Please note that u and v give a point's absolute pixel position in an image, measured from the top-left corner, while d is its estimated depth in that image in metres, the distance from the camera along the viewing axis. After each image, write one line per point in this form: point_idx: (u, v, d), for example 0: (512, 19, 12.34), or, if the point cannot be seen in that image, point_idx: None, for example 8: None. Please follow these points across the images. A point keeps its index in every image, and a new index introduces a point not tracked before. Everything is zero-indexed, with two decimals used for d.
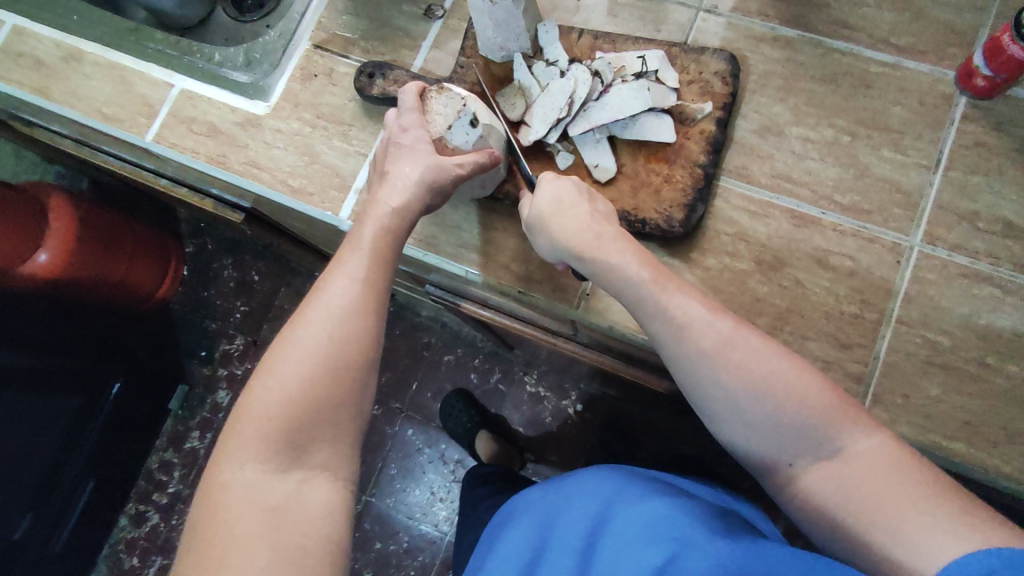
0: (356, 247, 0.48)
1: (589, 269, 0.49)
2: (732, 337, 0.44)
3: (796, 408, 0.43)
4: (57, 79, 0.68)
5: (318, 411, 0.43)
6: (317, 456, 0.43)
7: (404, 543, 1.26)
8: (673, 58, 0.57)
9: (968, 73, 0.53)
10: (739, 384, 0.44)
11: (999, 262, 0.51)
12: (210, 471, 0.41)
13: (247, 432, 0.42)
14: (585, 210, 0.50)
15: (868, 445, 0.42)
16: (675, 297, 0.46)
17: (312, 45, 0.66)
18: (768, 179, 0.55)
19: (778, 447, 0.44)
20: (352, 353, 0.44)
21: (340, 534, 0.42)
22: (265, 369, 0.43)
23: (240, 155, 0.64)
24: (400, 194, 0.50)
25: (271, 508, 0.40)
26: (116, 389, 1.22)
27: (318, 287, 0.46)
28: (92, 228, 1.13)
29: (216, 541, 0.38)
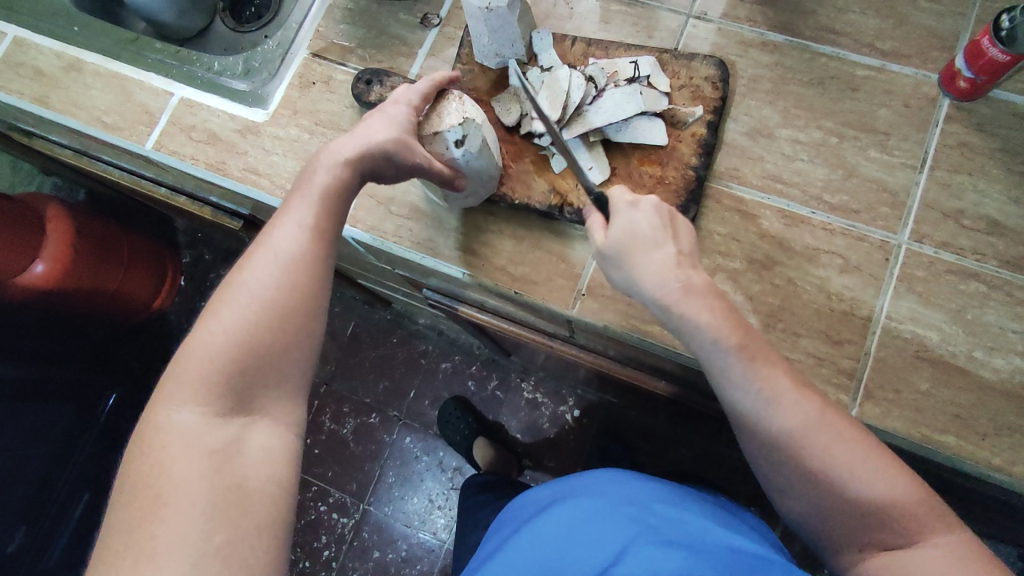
0: (305, 194, 0.48)
1: (667, 324, 0.46)
2: (819, 419, 0.43)
3: (878, 500, 0.42)
4: (57, 88, 0.69)
5: (262, 360, 0.44)
6: (260, 401, 0.44)
7: (402, 551, 1.26)
8: (664, 64, 0.59)
9: (950, 76, 0.55)
10: (821, 459, 0.43)
11: (985, 258, 0.52)
12: (149, 413, 0.42)
13: (188, 376, 0.43)
14: (668, 252, 0.46)
15: (946, 542, 0.41)
16: (762, 371, 0.44)
17: (311, 53, 0.67)
18: (758, 180, 0.57)
19: (847, 531, 0.44)
20: (298, 300, 0.45)
21: (285, 478, 0.43)
22: (209, 315, 0.44)
23: (240, 161, 0.65)
24: (357, 151, 0.48)
25: (209, 450, 0.41)
26: (110, 401, 1.27)
27: (266, 235, 0.47)
28: (89, 238, 1.13)
29: (152, 481, 0.39)
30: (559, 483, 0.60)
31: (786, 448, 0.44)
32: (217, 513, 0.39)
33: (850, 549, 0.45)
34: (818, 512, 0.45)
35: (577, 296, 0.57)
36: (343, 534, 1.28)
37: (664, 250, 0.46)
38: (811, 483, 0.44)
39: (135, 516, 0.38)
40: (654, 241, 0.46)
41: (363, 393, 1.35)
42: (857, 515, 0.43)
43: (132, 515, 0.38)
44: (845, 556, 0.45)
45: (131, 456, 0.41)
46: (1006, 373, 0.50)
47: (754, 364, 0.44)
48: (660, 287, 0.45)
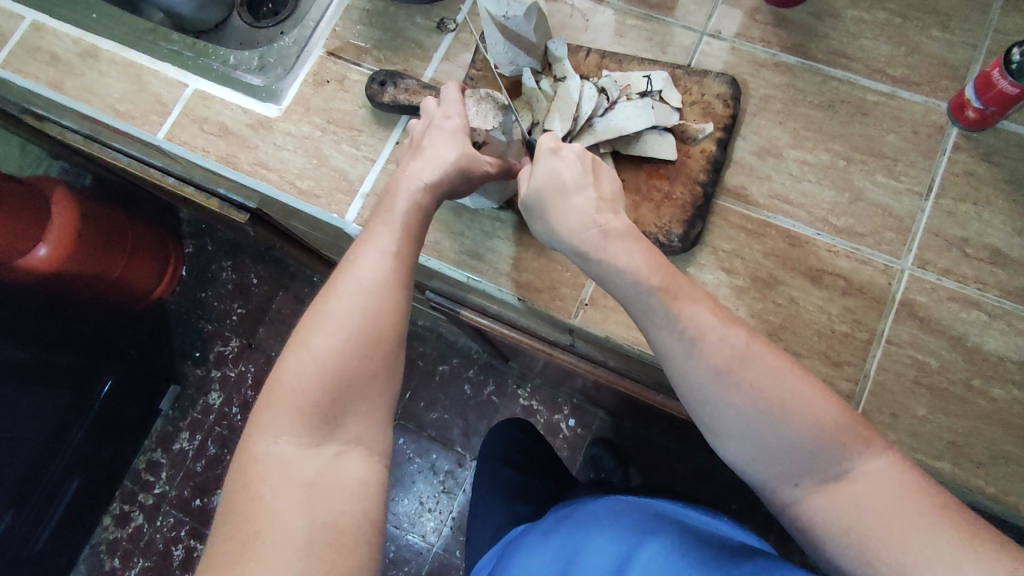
0: (386, 221, 0.49)
1: (595, 269, 0.48)
2: (746, 352, 0.43)
3: (808, 427, 0.42)
4: (72, 74, 0.69)
5: (350, 387, 0.44)
6: (351, 430, 0.44)
7: (391, 552, 1.25)
8: (676, 80, 0.59)
9: (959, 105, 0.55)
10: (750, 398, 0.43)
11: (986, 288, 0.53)
12: (246, 442, 0.43)
13: (282, 404, 0.43)
14: (590, 196, 0.49)
15: (876, 468, 0.42)
16: (686, 309, 0.45)
17: (326, 52, 0.67)
18: (764, 199, 0.57)
19: (781, 470, 0.43)
20: (384, 327, 0.45)
21: (377, 510, 0.42)
22: (296, 343, 0.44)
23: (250, 156, 0.65)
24: (432, 169, 0.51)
25: (306, 482, 0.41)
26: (106, 388, 1.22)
27: (350, 261, 0.47)
28: (93, 224, 1.14)
29: (254, 515, 0.40)
30: (551, 521, 0.64)
31: (716, 387, 0.44)
32: (313, 548, 0.39)
33: (785, 486, 0.44)
34: (752, 455, 0.44)
35: (579, 306, 0.57)
36: None
37: (586, 195, 0.49)
38: (743, 423, 0.43)
39: (237, 550, 0.38)
40: (576, 187, 0.49)
41: None
42: (790, 450, 0.43)
43: (233, 549, 0.39)
44: (783, 494, 0.44)
45: (230, 487, 0.42)
46: (1002, 402, 0.50)
47: (676, 303, 0.45)
48: (582, 234, 0.48)
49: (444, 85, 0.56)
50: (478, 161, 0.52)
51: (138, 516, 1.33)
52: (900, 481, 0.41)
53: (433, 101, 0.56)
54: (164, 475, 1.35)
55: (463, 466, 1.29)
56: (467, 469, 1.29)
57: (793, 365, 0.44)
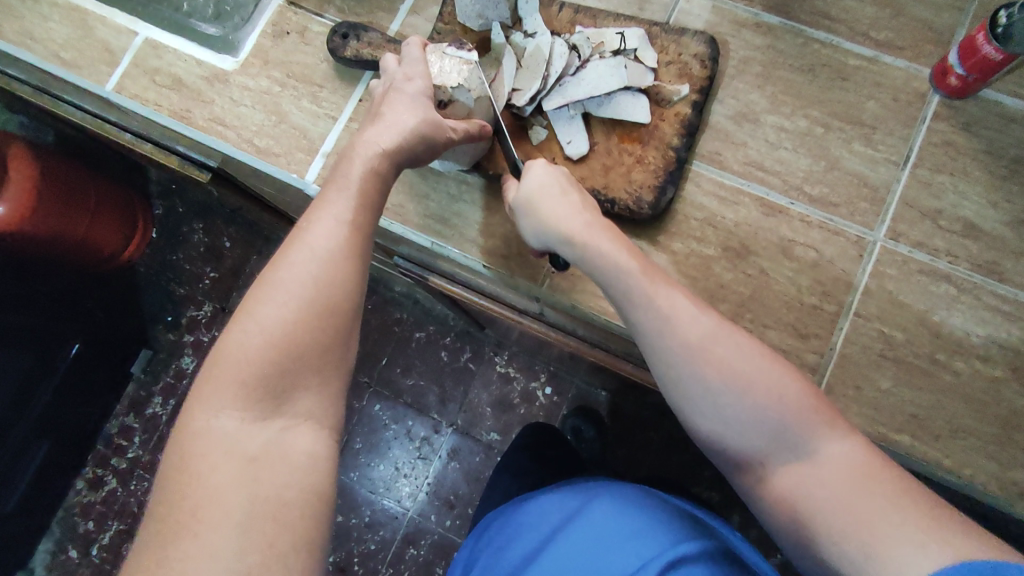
0: (341, 187, 0.47)
1: (576, 255, 0.48)
2: (717, 332, 0.43)
3: (774, 404, 0.42)
4: (10, 18, 0.65)
5: (301, 359, 0.42)
6: (300, 404, 0.42)
7: (366, 517, 1.26)
8: (652, 37, 0.56)
9: (942, 72, 0.53)
10: (717, 374, 0.42)
11: (958, 261, 0.52)
12: (184, 418, 0.40)
13: (225, 377, 0.40)
14: (574, 198, 0.49)
15: (842, 450, 0.40)
16: (659, 288, 0.44)
17: (286, 0, 0.63)
18: (739, 166, 0.55)
19: (747, 452, 0.43)
20: (339, 298, 0.43)
21: (325, 487, 0.40)
22: (242, 314, 0.42)
23: (205, 110, 0.62)
24: (391, 134, 0.48)
25: (248, 457, 0.38)
26: (74, 350, 1.20)
27: (303, 229, 0.45)
28: (54, 183, 1.10)
29: (189, 494, 0.36)
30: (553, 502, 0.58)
31: (685, 364, 0.43)
32: (254, 524, 0.36)
33: (752, 472, 0.43)
34: (727, 437, 0.43)
35: (547, 274, 0.56)
36: None
37: (571, 198, 0.49)
38: (708, 402, 0.43)
39: (171, 530, 0.35)
40: (562, 188, 0.50)
41: None
42: (756, 430, 0.42)
43: (166, 530, 0.35)
44: (747, 479, 0.44)
45: (165, 466, 0.38)
46: (965, 375, 0.50)
47: (652, 283, 0.45)
48: (570, 221, 0.48)
49: (405, 41, 0.53)
50: (441, 126, 0.49)
51: (111, 480, 1.32)
52: (866, 466, 0.39)
53: (394, 59, 0.53)
54: (137, 439, 1.34)
55: (439, 433, 1.29)
56: (443, 435, 1.29)
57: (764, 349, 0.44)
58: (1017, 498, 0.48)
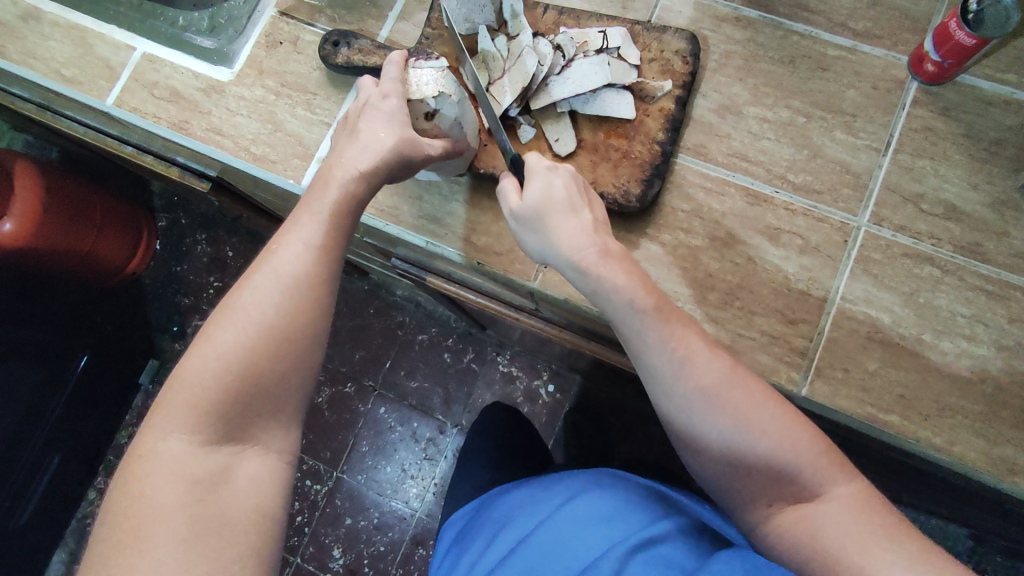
0: (315, 210, 0.47)
1: (590, 287, 0.47)
2: (730, 377, 0.45)
3: (781, 448, 0.44)
4: (13, 38, 0.67)
5: (257, 386, 0.44)
6: (249, 431, 0.44)
7: (374, 519, 1.27)
8: (635, 36, 0.58)
9: (919, 58, 0.54)
10: (733, 420, 0.44)
11: (941, 243, 0.53)
12: (138, 436, 0.42)
13: (179, 401, 0.42)
14: (585, 218, 0.48)
15: (846, 491, 0.44)
16: (678, 331, 0.46)
17: (278, 12, 0.65)
18: (723, 157, 0.57)
19: (756, 490, 0.46)
20: (296, 328, 0.45)
21: (269, 507, 0.44)
22: (200, 336, 0.44)
23: (203, 121, 0.64)
24: (368, 156, 0.48)
25: (194, 480, 0.41)
26: (82, 362, 1.23)
27: (272, 250, 0.46)
28: (59, 199, 1.12)
29: (136, 511, 0.39)
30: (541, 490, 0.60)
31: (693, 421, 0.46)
32: (199, 541, 0.39)
33: (759, 506, 0.47)
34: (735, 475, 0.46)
35: (539, 268, 0.57)
36: (316, 500, 1.29)
37: (581, 216, 0.48)
38: (723, 446, 0.45)
39: (120, 541, 0.39)
40: (572, 207, 0.48)
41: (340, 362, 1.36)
42: (768, 472, 0.45)
43: (116, 541, 0.39)
44: (757, 511, 0.47)
45: (118, 479, 0.41)
46: (951, 355, 0.51)
47: (669, 325, 0.46)
48: (580, 249, 0.47)
49: (386, 58, 0.53)
50: (418, 146, 0.50)
51: None
52: (863, 506, 0.43)
53: (374, 78, 0.53)
54: None
55: (444, 434, 1.30)
56: (448, 436, 1.30)
57: (773, 392, 0.46)
58: (1006, 473, 0.49)
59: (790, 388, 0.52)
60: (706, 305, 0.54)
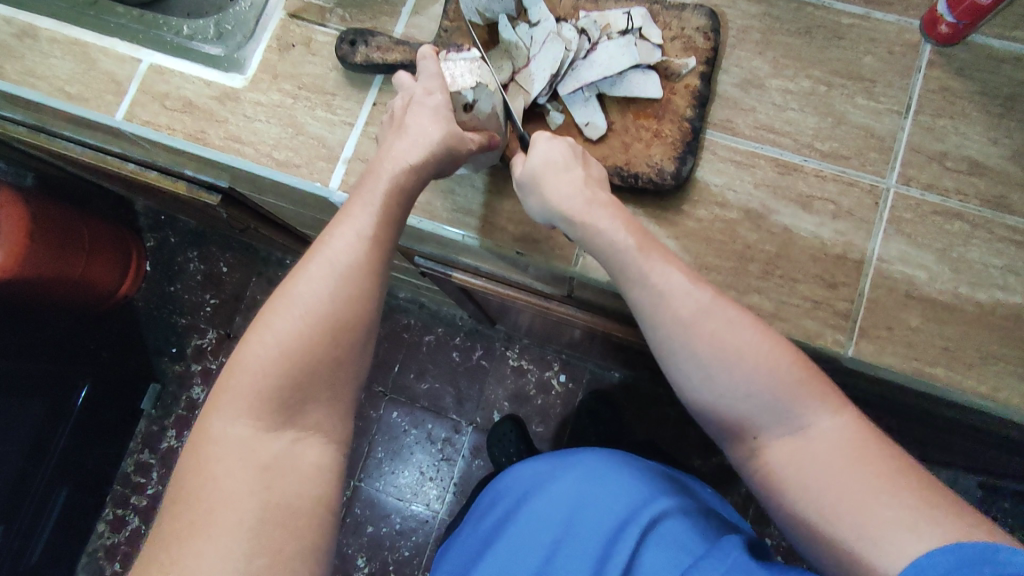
0: (366, 202, 0.47)
1: (579, 234, 0.49)
2: (709, 307, 0.45)
3: (761, 376, 0.44)
4: (11, 58, 0.65)
5: (313, 373, 0.43)
6: (311, 417, 0.44)
7: (396, 524, 1.26)
8: (655, 16, 0.58)
9: (932, 21, 0.56)
10: (709, 351, 0.45)
11: (968, 198, 0.55)
12: (201, 423, 0.42)
13: (241, 387, 0.42)
14: (578, 175, 0.49)
15: (833, 425, 0.43)
16: (657, 267, 0.46)
17: (287, 14, 0.64)
18: (751, 131, 0.57)
19: (739, 420, 0.45)
20: (353, 315, 0.44)
21: (330, 497, 0.43)
22: (259, 324, 0.43)
23: (220, 130, 0.62)
24: (417, 150, 0.48)
25: (260, 465, 0.41)
26: (83, 393, 1.18)
27: (324, 240, 0.45)
28: (46, 226, 1.08)
29: (204, 495, 0.39)
30: (563, 460, 0.66)
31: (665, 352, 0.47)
32: (266, 530, 0.39)
33: (745, 440, 0.46)
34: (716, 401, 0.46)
35: (579, 253, 0.57)
36: None
37: (574, 172, 0.50)
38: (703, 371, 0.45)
39: (187, 528, 0.38)
40: (565, 165, 0.50)
41: None
42: (748, 400, 0.45)
43: (182, 530, 0.39)
44: (742, 448, 0.47)
45: (183, 466, 0.41)
46: (987, 305, 0.53)
47: (648, 259, 0.46)
48: (569, 202, 0.48)
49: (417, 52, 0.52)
50: (464, 139, 0.50)
51: (133, 519, 1.30)
52: (855, 444, 0.42)
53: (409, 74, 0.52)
54: (155, 474, 1.32)
55: (460, 433, 1.30)
56: (464, 434, 1.30)
57: (755, 321, 0.45)
58: None
59: (837, 350, 0.53)
60: (747, 276, 0.55)
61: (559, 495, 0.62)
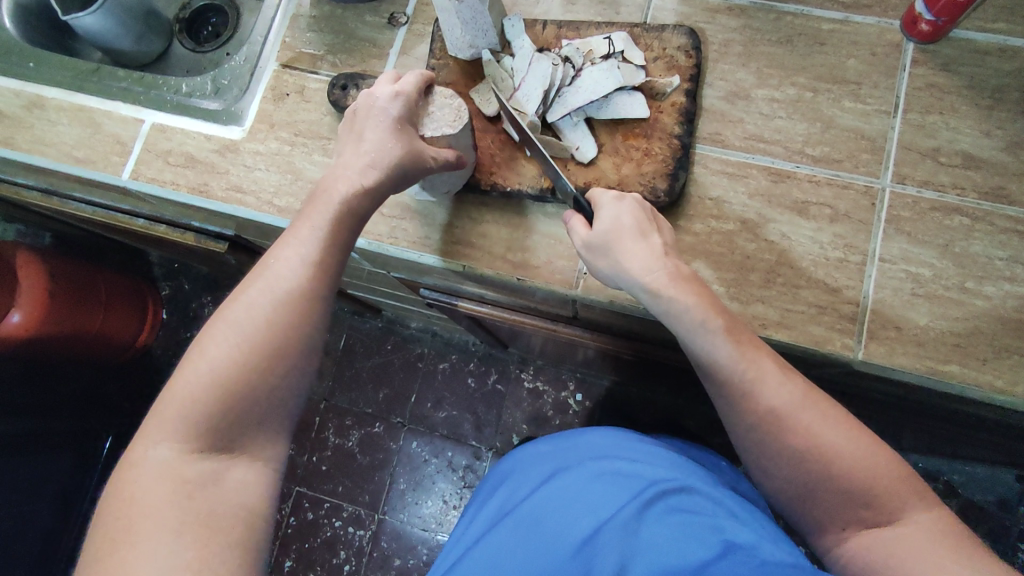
0: (310, 220, 0.47)
1: (663, 308, 0.48)
2: (805, 400, 0.47)
3: (855, 473, 0.45)
4: (21, 128, 0.67)
5: (245, 398, 0.42)
6: (242, 439, 0.43)
7: (423, 556, 1.25)
8: (636, 39, 0.59)
9: (912, 20, 0.56)
10: (806, 442, 0.46)
11: (965, 192, 0.54)
12: (128, 445, 0.41)
13: (170, 410, 0.41)
14: (654, 242, 0.49)
15: (921, 518, 0.45)
16: (750, 354, 0.47)
17: (280, 65, 0.66)
18: (741, 142, 0.58)
19: (831, 513, 0.47)
20: (292, 341, 0.44)
21: (260, 513, 0.42)
22: (192, 351, 0.43)
23: (222, 182, 0.64)
24: (365, 161, 0.48)
25: (183, 481, 0.39)
26: (108, 444, 1.25)
27: (265, 264, 0.46)
28: (62, 281, 1.10)
29: (125, 511, 0.38)
30: (568, 440, 0.66)
31: (763, 434, 0.47)
32: (189, 533, 0.37)
33: (833, 529, 0.47)
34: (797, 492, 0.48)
35: (580, 276, 0.57)
36: (362, 546, 1.27)
37: (650, 240, 0.49)
38: (800, 460, 0.46)
39: (109, 543, 0.37)
40: (641, 232, 0.49)
41: (364, 404, 1.35)
42: (848, 493, 0.45)
43: (104, 546, 0.37)
44: (829, 536, 0.48)
45: (105, 488, 0.40)
46: (996, 299, 0.52)
47: (741, 347, 0.47)
48: (650, 273, 0.48)
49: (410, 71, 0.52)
50: (423, 157, 0.49)
51: None
52: (943, 538, 0.43)
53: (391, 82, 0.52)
54: None
55: (480, 459, 1.29)
56: (484, 460, 1.29)
57: (850, 418, 0.47)
58: None
59: (846, 354, 0.53)
60: (749, 286, 0.55)
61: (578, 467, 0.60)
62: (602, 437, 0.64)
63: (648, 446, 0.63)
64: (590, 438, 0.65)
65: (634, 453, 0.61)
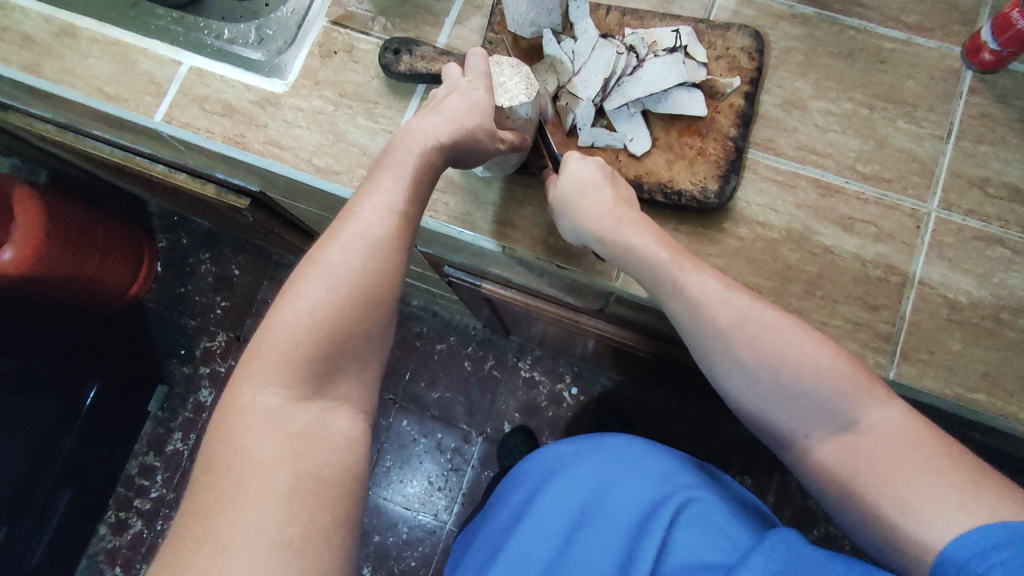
0: (395, 171, 0.45)
1: (612, 252, 0.50)
2: (748, 312, 0.46)
3: (809, 382, 0.45)
4: (50, 57, 0.64)
5: (345, 346, 0.42)
6: (340, 386, 0.42)
7: (403, 534, 1.25)
8: (700, 35, 0.58)
9: (975, 48, 0.56)
10: (750, 351, 0.46)
11: (1009, 225, 0.55)
12: (229, 391, 0.40)
13: (272, 356, 0.40)
14: (607, 193, 0.50)
15: (882, 419, 0.43)
16: (692, 274, 0.47)
17: (329, 21, 0.64)
18: (793, 151, 0.58)
19: (793, 423, 0.46)
20: (384, 286, 0.43)
21: (362, 467, 0.41)
22: (287, 291, 0.41)
23: (259, 135, 0.62)
24: (447, 127, 0.47)
25: (292, 434, 0.39)
26: (92, 394, 1.15)
27: (351, 209, 0.44)
28: (60, 222, 1.06)
29: (238, 466, 0.37)
30: (585, 442, 0.66)
31: (709, 348, 0.47)
32: (299, 500, 0.37)
33: (798, 441, 0.47)
34: (752, 405, 0.48)
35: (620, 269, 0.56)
36: None
37: (603, 192, 0.51)
38: (742, 381, 0.47)
39: (219, 498, 0.36)
40: (596, 185, 0.51)
41: None
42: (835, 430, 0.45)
43: (209, 500, 0.36)
44: (795, 451, 0.48)
45: (211, 438, 0.39)
46: None
47: (682, 269, 0.48)
48: (600, 221, 0.50)
49: (469, 51, 0.53)
50: (493, 136, 0.49)
51: (135, 522, 1.27)
52: (907, 434, 0.42)
53: (456, 68, 0.53)
54: (160, 478, 1.29)
55: (470, 443, 1.29)
56: (474, 444, 1.29)
57: (796, 323, 0.46)
58: None
59: (877, 372, 0.53)
60: (789, 296, 0.55)
61: (584, 475, 0.62)
62: (619, 443, 0.64)
63: (661, 452, 0.64)
64: (608, 441, 0.65)
65: (649, 462, 0.62)
